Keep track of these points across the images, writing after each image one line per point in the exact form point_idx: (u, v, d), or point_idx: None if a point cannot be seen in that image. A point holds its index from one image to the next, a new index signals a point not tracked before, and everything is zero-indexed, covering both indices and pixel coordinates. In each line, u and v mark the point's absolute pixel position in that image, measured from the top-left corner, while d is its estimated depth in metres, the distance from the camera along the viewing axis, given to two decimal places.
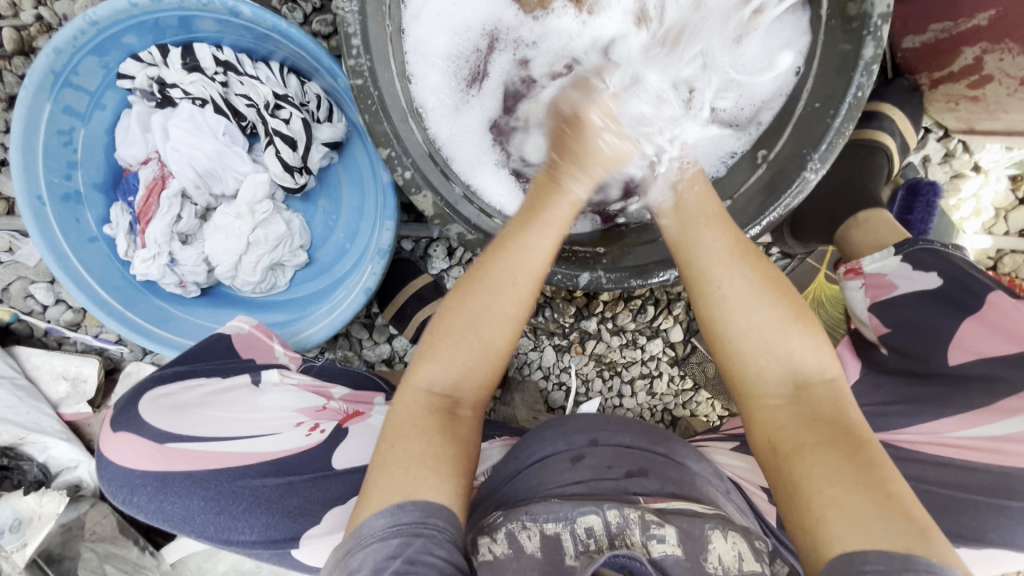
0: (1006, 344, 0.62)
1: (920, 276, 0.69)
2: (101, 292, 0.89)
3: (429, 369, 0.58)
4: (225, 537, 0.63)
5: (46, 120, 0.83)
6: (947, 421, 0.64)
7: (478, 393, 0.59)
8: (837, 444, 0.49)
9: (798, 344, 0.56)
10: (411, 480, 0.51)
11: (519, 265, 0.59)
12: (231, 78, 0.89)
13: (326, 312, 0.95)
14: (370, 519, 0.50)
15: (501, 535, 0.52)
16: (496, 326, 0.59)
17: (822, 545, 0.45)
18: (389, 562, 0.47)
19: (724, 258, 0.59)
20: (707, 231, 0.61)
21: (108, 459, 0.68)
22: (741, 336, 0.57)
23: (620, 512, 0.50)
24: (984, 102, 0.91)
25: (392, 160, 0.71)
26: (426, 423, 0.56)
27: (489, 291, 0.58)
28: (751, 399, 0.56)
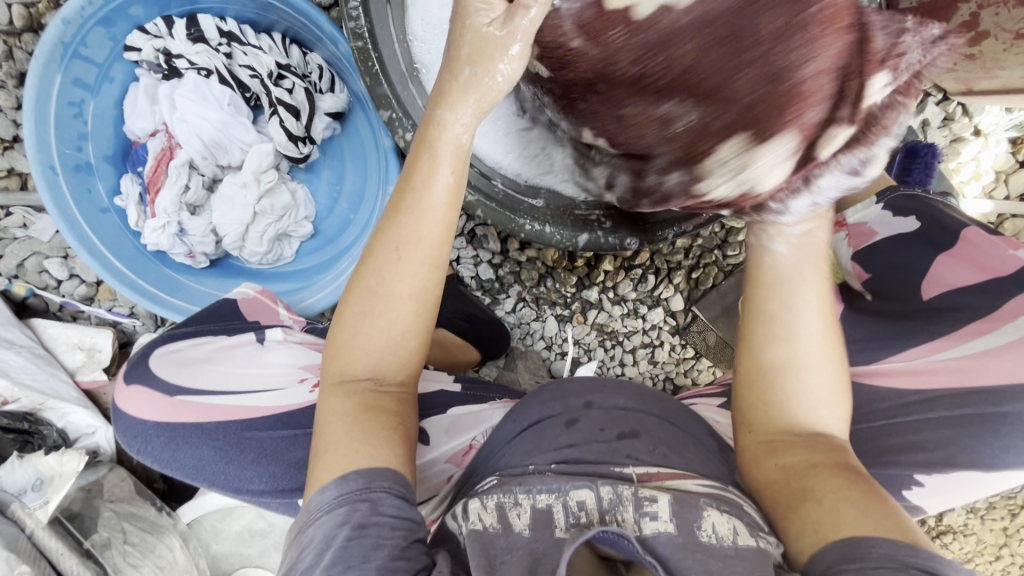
0: (974, 273, 0.65)
1: (898, 221, 0.74)
2: (113, 261, 0.91)
3: (348, 349, 0.57)
4: (235, 486, 0.66)
5: (56, 91, 0.85)
6: (912, 350, 0.64)
7: (401, 366, 0.58)
8: (849, 481, 0.51)
9: (835, 415, 0.57)
10: (347, 453, 0.52)
11: (416, 234, 0.54)
12: (235, 49, 0.91)
13: (332, 280, 0.97)
14: (318, 491, 0.51)
15: (492, 503, 0.54)
16: (398, 306, 0.56)
17: (826, 531, 0.47)
18: (339, 528, 0.48)
19: (820, 322, 0.56)
20: (799, 259, 0.55)
21: (123, 412, 0.72)
22: (799, 394, 0.56)
23: (613, 490, 0.54)
24: (981, 59, 0.91)
25: (394, 122, 0.75)
26: (347, 407, 0.55)
27: (375, 277, 0.56)
28: (775, 438, 0.56)
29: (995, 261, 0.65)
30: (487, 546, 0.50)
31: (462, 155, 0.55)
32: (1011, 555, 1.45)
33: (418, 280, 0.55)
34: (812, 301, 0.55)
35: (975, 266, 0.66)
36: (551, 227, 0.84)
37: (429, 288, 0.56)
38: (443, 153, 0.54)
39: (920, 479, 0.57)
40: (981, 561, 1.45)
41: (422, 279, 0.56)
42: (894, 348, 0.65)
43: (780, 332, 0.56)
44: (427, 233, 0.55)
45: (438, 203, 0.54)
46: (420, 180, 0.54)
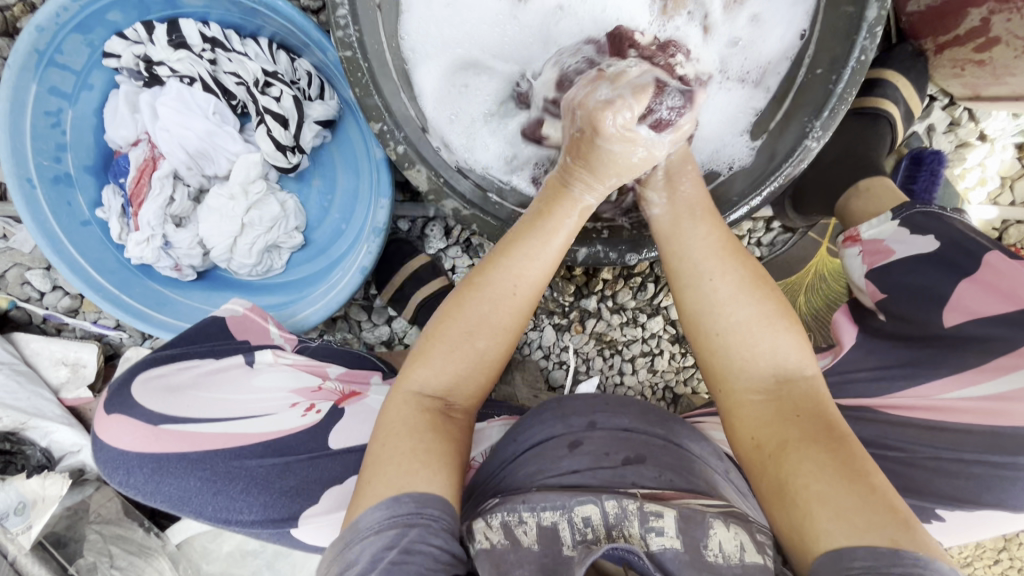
0: (1002, 303, 0.62)
1: (916, 239, 0.70)
2: (95, 275, 0.88)
3: (427, 370, 0.57)
4: (225, 517, 0.62)
5: (32, 100, 0.81)
6: (938, 383, 0.64)
7: (473, 398, 0.59)
8: (825, 456, 0.49)
9: (783, 339, 0.57)
10: (408, 473, 0.50)
11: (531, 274, 0.59)
12: (219, 55, 0.87)
13: (322, 294, 0.95)
14: (367, 512, 0.49)
15: (497, 521, 0.52)
16: (496, 333, 0.58)
17: (809, 541, 0.46)
18: (385, 552, 0.46)
19: (709, 253, 0.60)
20: (694, 227, 0.62)
21: (102, 443, 0.65)
22: (727, 331, 0.57)
23: (619, 504, 0.51)
24: (990, 65, 0.88)
25: (384, 134, 0.71)
26: (417, 422, 0.54)
27: (489, 300, 0.58)
28: (731, 392, 0.57)
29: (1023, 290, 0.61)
30: (498, 564, 0.48)
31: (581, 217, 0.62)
32: (1010, 558, 1.45)
33: (519, 316, 0.59)
34: (698, 232, 0.62)
35: (1001, 294, 0.62)
36: None
37: (516, 328, 0.59)
38: (568, 215, 0.61)
39: (940, 513, 0.60)
40: (979, 564, 1.46)
41: (517, 323, 0.59)
42: (917, 379, 0.65)
43: (686, 279, 0.60)
44: (540, 276, 0.59)
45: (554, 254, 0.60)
46: (546, 230, 0.60)
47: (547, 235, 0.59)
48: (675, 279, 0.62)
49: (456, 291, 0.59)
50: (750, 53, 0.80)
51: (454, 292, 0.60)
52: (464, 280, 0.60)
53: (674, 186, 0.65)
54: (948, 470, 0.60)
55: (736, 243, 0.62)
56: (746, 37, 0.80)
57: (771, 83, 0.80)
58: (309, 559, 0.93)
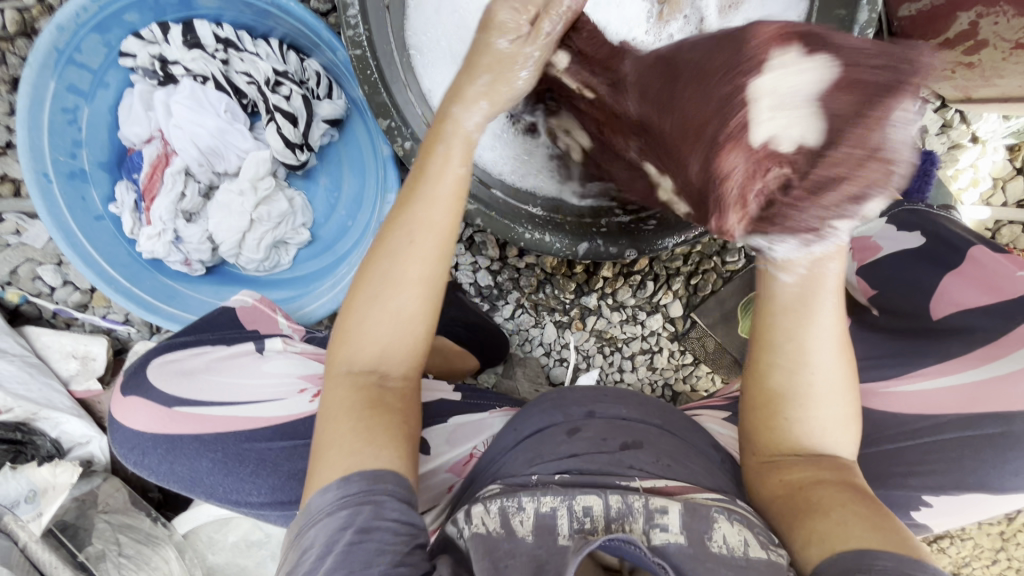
0: (982, 295, 0.66)
1: (902, 236, 0.76)
2: (107, 269, 0.90)
3: (350, 346, 0.57)
4: (234, 499, 0.65)
5: (50, 97, 0.84)
6: (929, 368, 0.64)
7: (405, 365, 0.58)
8: (859, 501, 0.51)
9: (843, 414, 0.55)
10: (350, 450, 0.51)
11: (427, 221, 0.55)
12: (232, 55, 0.90)
13: (329, 287, 0.97)
14: (318, 495, 0.49)
15: (494, 507, 0.53)
16: (406, 291, 0.56)
17: (833, 542, 0.48)
18: (340, 533, 0.47)
19: (840, 331, 0.49)
20: (830, 310, 0.50)
21: (119, 424, 0.70)
22: (805, 397, 0.53)
23: (622, 498, 0.53)
24: (979, 67, 0.91)
25: (392, 130, 0.75)
26: (352, 401, 0.54)
27: (387, 258, 0.55)
28: (775, 459, 0.56)
29: (1002, 284, 0.65)
30: (492, 550, 0.49)
31: (471, 148, 0.57)
32: (1008, 559, 1.46)
33: (426, 267, 0.56)
34: (835, 313, 0.49)
35: (982, 287, 0.67)
36: (551, 235, 0.82)
37: (430, 287, 0.56)
38: (454, 146, 0.56)
39: (926, 500, 0.60)
40: (977, 565, 1.47)
41: (429, 274, 0.56)
42: (910, 365, 0.66)
43: (788, 363, 0.53)
44: (439, 221, 0.55)
45: (446, 193, 0.55)
46: (432, 173, 0.56)
47: (435, 178, 0.55)
48: (765, 350, 0.54)
49: (367, 259, 0.58)
50: None
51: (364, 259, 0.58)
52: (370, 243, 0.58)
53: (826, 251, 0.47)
54: (942, 452, 0.60)
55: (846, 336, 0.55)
56: None
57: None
58: None
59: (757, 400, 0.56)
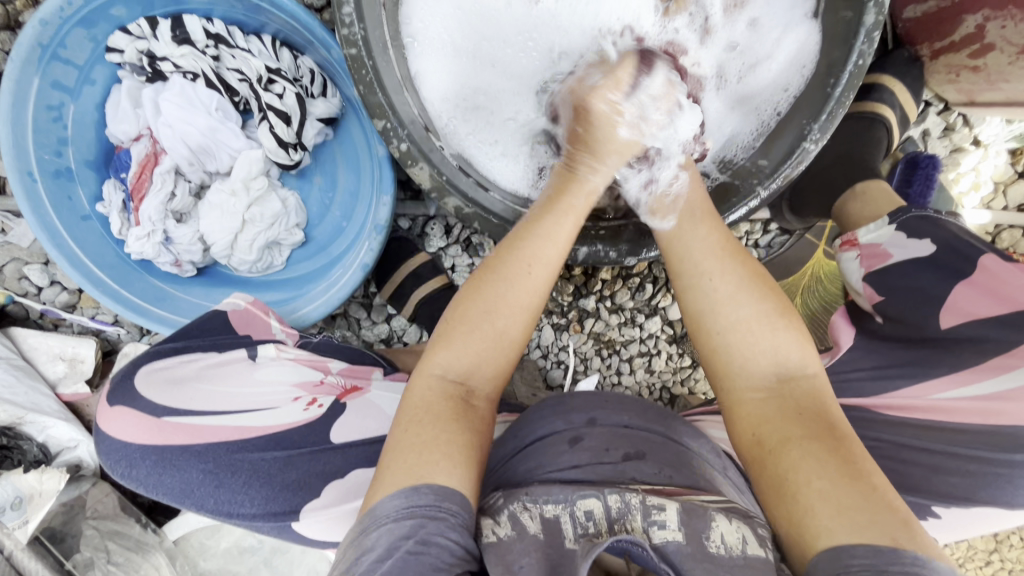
0: (997, 305, 0.63)
1: (914, 244, 0.72)
2: (95, 270, 0.88)
3: (447, 355, 0.60)
4: (225, 510, 0.62)
5: (34, 94, 0.81)
6: (933, 382, 0.65)
7: (491, 385, 0.61)
8: (828, 455, 0.50)
9: (782, 336, 0.59)
10: (426, 463, 0.52)
11: (547, 257, 0.63)
12: (223, 51, 0.87)
13: (322, 291, 0.95)
14: (384, 501, 0.50)
15: (504, 518, 0.52)
16: (513, 316, 0.61)
17: (810, 538, 0.47)
18: (402, 541, 0.47)
19: (710, 254, 0.64)
20: (697, 229, 0.67)
21: (105, 435, 0.66)
22: (728, 329, 0.60)
23: (621, 497, 0.52)
24: (984, 71, 0.90)
25: (388, 132, 0.73)
26: (441, 411, 0.56)
27: (504, 280, 0.61)
28: (733, 390, 0.60)
29: (1018, 294, 0.63)
30: (506, 560, 0.48)
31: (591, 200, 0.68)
32: (1001, 560, 1.48)
33: (537, 295, 0.62)
34: (700, 238, 0.66)
35: (994, 296, 0.64)
36: None
37: (533, 311, 0.63)
38: (581, 196, 0.67)
39: (937, 511, 0.61)
40: (971, 566, 1.48)
41: (533, 300, 0.62)
42: (909, 378, 0.67)
43: (687, 280, 0.64)
44: (553, 257, 0.63)
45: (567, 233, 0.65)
46: (558, 214, 0.65)
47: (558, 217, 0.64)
48: (678, 282, 0.66)
49: (476, 277, 0.63)
50: (748, 57, 0.83)
51: (471, 278, 0.63)
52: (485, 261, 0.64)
53: (672, 196, 0.70)
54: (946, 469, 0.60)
55: (735, 245, 0.66)
56: (744, 41, 0.83)
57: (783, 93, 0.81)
58: (307, 555, 0.93)
59: (692, 333, 0.64)
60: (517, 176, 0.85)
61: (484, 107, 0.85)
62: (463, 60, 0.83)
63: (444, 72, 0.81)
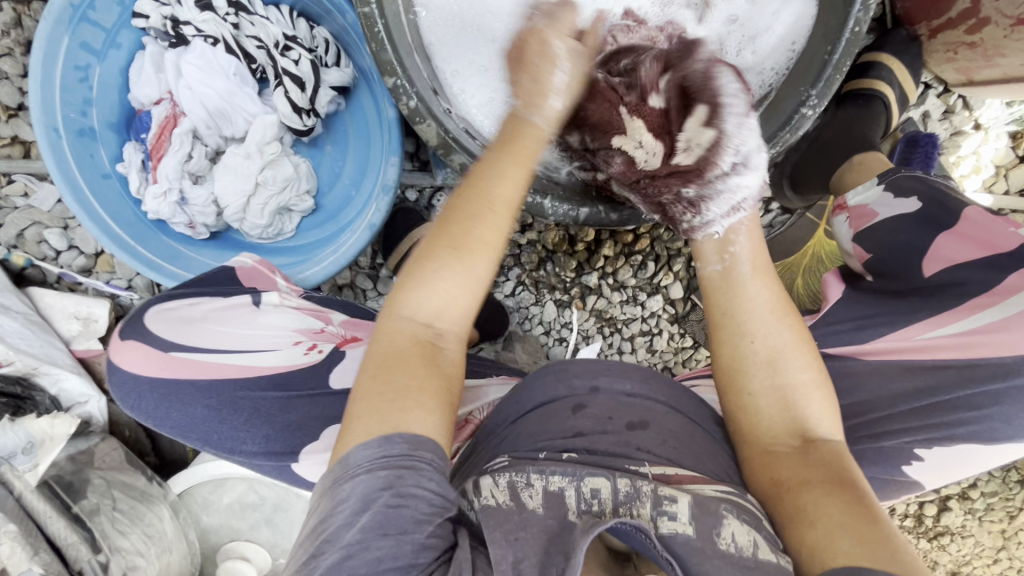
0: (979, 250, 0.66)
1: (900, 202, 0.73)
2: (112, 226, 0.91)
3: (415, 299, 0.58)
4: (228, 446, 0.66)
5: (63, 53, 0.85)
6: (917, 325, 0.67)
7: (459, 324, 0.59)
8: (850, 501, 0.53)
9: (816, 405, 0.61)
10: (398, 411, 0.52)
11: (503, 193, 0.61)
12: (243, 19, 0.91)
13: (331, 253, 0.97)
14: (356, 449, 0.50)
15: (504, 481, 0.53)
16: (475, 253, 0.59)
17: (824, 557, 0.49)
18: (379, 492, 0.48)
19: (765, 313, 0.65)
20: (752, 282, 0.66)
21: (117, 366, 0.69)
22: (764, 391, 0.63)
23: (631, 483, 0.53)
24: (981, 47, 0.91)
25: (398, 89, 0.77)
26: (408, 353, 0.56)
27: (466, 218, 0.59)
28: (756, 445, 0.62)
29: (999, 239, 0.66)
30: (501, 522, 0.49)
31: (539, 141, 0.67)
32: (1008, 558, 1.47)
33: (499, 228, 0.60)
34: (761, 294, 0.66)
35: (975, 242, 0.67)
36: (551, 200, 0.83)
37: (496, 246, 0.60)
38: (528, 136, 0.66)
39: (920, 453, 0.62)
40: (977, 564, 1.48)
41: (493, 243, 0.60)
42: (897, 324, 0.68)
43: (731, 332, 0.65)
44: (509, 192, 0.61)
45: (517, 173, 0.62)
46: (508, 156, 0.63)
47: (510, 160, 0.63)
48: (718, 331, 0.67)
49: (438, 221, 0.61)
50: (748, 29, 0.85)
51: (436, 225, 0.60)
52: (445, 208, 0.61)
53: (726, 248, 0.69)
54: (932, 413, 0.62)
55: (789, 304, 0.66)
56: (743, 14, 0.85)
57: (776, 73, 0.84)
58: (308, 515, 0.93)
59: (723, 382, 0.66)
60: None
61: (491, 75, 0.85)
62: (467, 31, 0.85)
63: (450, 41, 0.83)
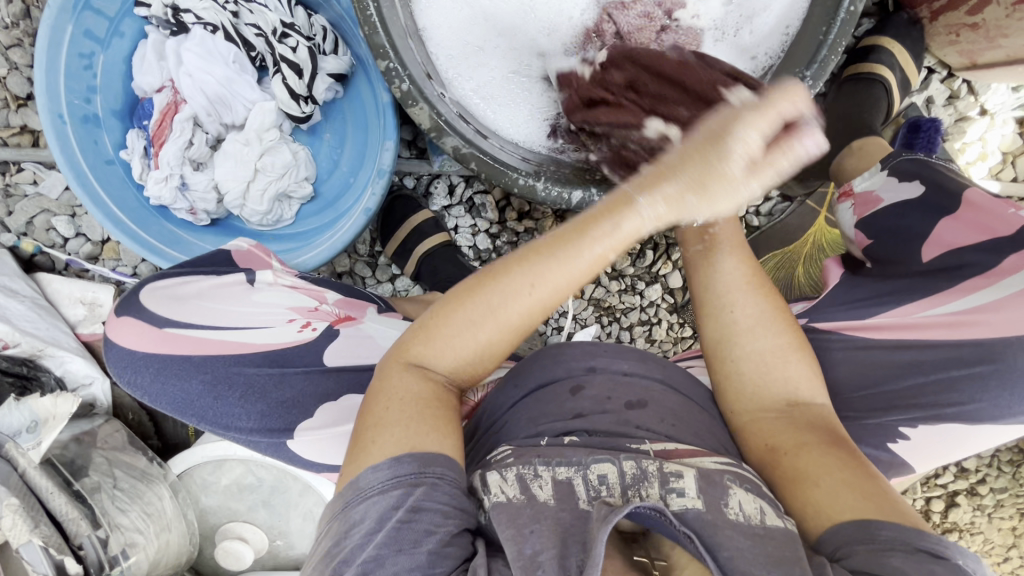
0: (975, 235, 0.65)
1: (903, 186, 0.74)
2: (116, 211, 0.93)
3: (430, 349, 0.56)
4: (224, 423, 0.66)
5: (67, 41, 0.87)
6: (917, 303, 0.66)
7: (469, 379, 0.59)
8: (845, 462, 0.55)
9: (795, 368, 0.63)
10: (416, 434, 0.52)
11: (555, 283, 0.54)
12: (241, 7, 0.93)
13: (327, 238, 0.98)
14: (367, 471, 0.51)
15: (512, 475, 0.54)
16: (501, 330, 0.55)
17: (830, 513, 0.51)
18: (391, 511, 0.49)
19: (739, 284, 0.65)
20: (727, 258, 0.66)
21: (113, 344, 0.70)
22: (745, 356, 0.64)
23: (637, 464, 0.55)
24: (983, 28, 0.90)
25: (390, 72, 0.77)
26: (420, 395, 0.55)
27: (503, 294, 0.54)
28: (744, 411, 0.64)
29: (998, 223, 0.65)
30: (513, 516, 0.50)
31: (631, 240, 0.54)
32: (1019, 556, 1.45)
33: (532, 316, 0.55)
34: (731, 267, 0.66)
35: (972, 227, 0.66)
36: (544, 183, 0.83)
37: (526, 325, 0.56)
38: (620, 232, 0.53)
39: (905, 432, 0.63)
40: (988, 561, 1.46)
41: (527, 322, 0.56)
42: (897, 301, 0.67)
43: (709, 309, 0.66)
44: (564, 285, 0.54)
45: (586, 266, 0.54)
46: (584, 241, 0.53)
47: (567, 265, 0.53)
48: (699, 306, 0.67)
49: (475, 278, 0.57)
50: (745, 9, 0.84)
51: (474, 278, 0.57)
52: (487, 267, 0.57)
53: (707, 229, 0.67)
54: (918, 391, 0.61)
55: (765, 277, 0.67)
56: None
57: (770, 57, 0.83)
58: (306, 496, 0.94)
59: (707, 353, 0.67)
60: (518, 124, 0.88)
61: (489, 56, 0.88)
62: (461, 15, 0.86)
63: (447, 27, 0.84)
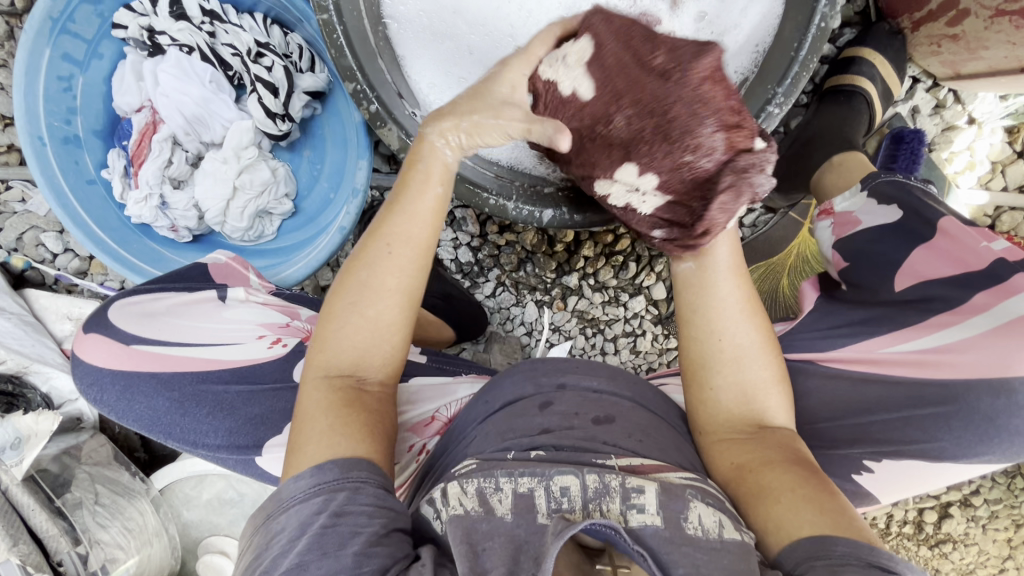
0: (947, 266, 0.64)
1: (882, 210, 0.73)
2: (97, 231, 0.95)
3: (330, 349, 0.58)
4: (192, 439, 0.68)
5: (45, 65, 0.89)
6: (878, 340, 0.65)
7: (382, 370, 0.60)
8: (807, 477, 0.53)
9: (775, 400, 0.61)
10: (332, 441, 0.52)
11: (408, 234, 0.59)
12: (217, 27, 0.94)
13: (305, 254, 0.99)
14: (290, 482, 0.50)
15: (473, 488, 0.52)
16: (383, 301, 0.58)
17: (789, 529, 0.49)
18: (314, 517, 0.48)
19: (734, 312, 0.61)
20: (726, 281, 0.62)
21: (82, 361, 0.73)
22: (725, 386, 0.61)
23: (600, 477, 0.51)
24: (963, 39, 0.89)
25: (358, 94, 0.78)
26: (330, 401, 0.55)
27: (370, 270, 0.58)
28: (713, 434, 0.62)
29: (970, 255, 0.63)
30: (469, 531, 0.48)
31: (448, 171, 0.61)
32: (1016, 567, 1.42)
33: (406, 277, 0.59)
34: (733, 294, 0.61)
35: (948, 259, 0.64)
36: (516, 204, 0.86)
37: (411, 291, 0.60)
38: (432, 167, 0.60)
39: (869, 465, 0.62)
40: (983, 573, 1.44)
41: (406, 284, 0.59)
42: (863, 335, 0.66)
43: (697, 333, 0.62)
44: (417, 234, 0.59)
45: (427, 208, 0.60)
46: (414, 189, 0.60)
47: (413, 210, 0.59)
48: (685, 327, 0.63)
49: (342, 274, 0.60)
50: (716, 26, 0.80)
51: (341, 273, 0.60)
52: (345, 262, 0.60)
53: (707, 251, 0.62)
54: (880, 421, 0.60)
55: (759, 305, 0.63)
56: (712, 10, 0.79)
57: (743, 74, 0.82)
58: None
59: (687, 374, 0.64)
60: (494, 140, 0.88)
61: (463, 75, 0.82)
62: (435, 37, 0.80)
63: (419, 50, 0.80)
